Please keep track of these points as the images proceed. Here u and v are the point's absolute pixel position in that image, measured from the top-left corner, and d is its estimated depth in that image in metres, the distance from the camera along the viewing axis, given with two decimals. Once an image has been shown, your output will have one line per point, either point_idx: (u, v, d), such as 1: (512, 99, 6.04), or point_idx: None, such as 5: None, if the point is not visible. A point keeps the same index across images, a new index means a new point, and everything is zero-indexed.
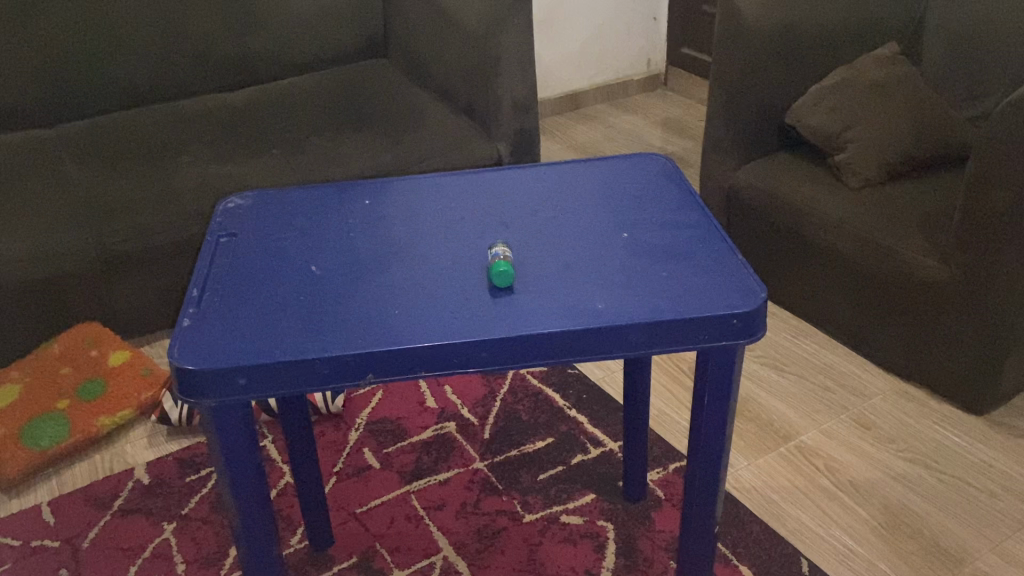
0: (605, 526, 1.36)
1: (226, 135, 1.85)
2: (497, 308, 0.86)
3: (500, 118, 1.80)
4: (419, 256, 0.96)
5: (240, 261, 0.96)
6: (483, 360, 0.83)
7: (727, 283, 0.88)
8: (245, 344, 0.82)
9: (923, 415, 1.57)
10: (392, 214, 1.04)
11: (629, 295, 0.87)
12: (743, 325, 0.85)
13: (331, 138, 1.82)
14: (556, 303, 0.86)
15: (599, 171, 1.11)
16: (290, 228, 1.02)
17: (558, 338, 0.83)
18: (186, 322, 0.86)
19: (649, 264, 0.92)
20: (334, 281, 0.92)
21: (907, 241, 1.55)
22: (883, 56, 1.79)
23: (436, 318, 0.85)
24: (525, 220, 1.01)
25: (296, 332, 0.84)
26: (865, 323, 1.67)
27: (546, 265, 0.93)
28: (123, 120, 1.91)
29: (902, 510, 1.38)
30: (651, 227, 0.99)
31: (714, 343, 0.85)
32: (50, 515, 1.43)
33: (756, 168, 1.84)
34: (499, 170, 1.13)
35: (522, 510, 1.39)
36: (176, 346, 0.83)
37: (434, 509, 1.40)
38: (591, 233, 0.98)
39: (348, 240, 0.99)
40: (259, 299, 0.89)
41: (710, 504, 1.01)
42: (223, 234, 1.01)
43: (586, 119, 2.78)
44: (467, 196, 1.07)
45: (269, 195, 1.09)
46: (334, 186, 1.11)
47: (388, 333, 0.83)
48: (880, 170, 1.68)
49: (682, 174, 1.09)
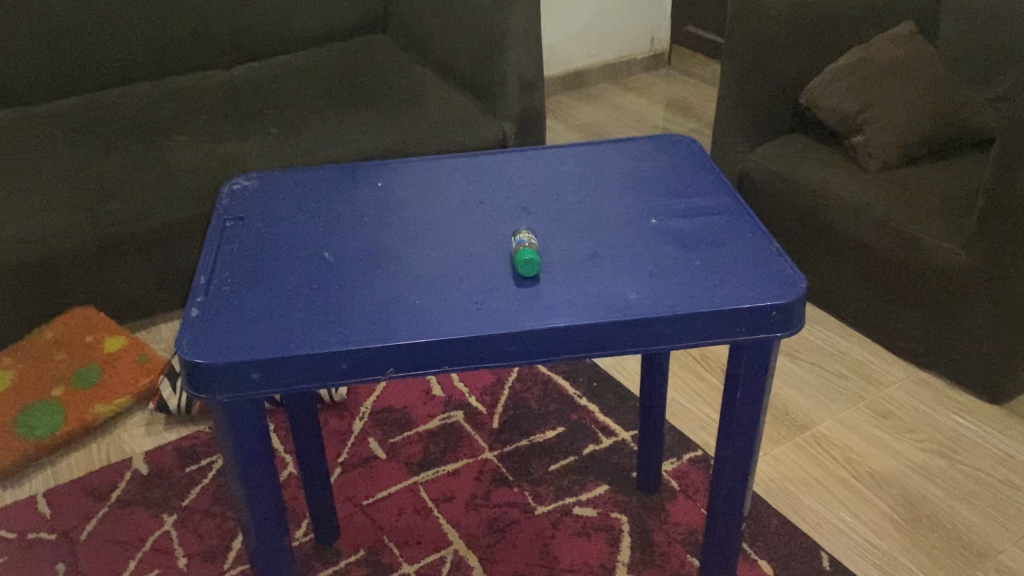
0: (620, 519, 1.32)
1: (223, 114, 1.79)
2: (523, 298, 0.82)
3: (506, 96, 1.74)
4: (437, 243, 0.91)
5: (249, 247, 0.91)
6: (510, 355, 0.78)
7: (764, 272, 0.84)
8: (257, 337, 0.78)
9: (941, 404, 1.53)
10: (406, 198, 0.99)
11: (661, 285, 0.83)
12: (783, 318, 0.80)
13: (333, 116, 1.76)
14: (585, 293, 0.82)
15: (621, 153, 1.06)
16: (300, 213, 0.97)
17: (589, 332, 0.78)
18: (193, 312, 0.81)
19: (680, 252, 0.87)
20: (348, 269, 0.87)
21: (928, 225, 1.51)
22: (901, 34, 1.74)
23: (459, 308, 0.81)
24: (547, 205, 0.96)
25: (311, 324, 0.79)
26: (881, 310, 1.63)
27: (572, 253, 0.88)
28: (116, 98, 1.84)
29: (923, 503, 1.35)
30: (679, 212, 0.94)
31: (752, 336, 0.81)
32: (46, 507, 1.38)
33: (770, 150, 1.79)
34: (516, 151, 1.08)
35: (534, 502, 1.35)
36: (183, 338, 0.78)
37: (442, 501, 1.36)
38: (618, 220, 0.93)
39: (361, 225, 0.94)
40: (269, 288, 0.85)
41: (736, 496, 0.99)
42: (229, 218, 0.96)
43: (589, 98, 2.72)
44: (486, 179, 1.02)
45: (275, 177, 1.04)
46: (343, 168, 1.06)
47: (408, 325, 0.79)
48: (898, 153, 1.63)
49: (709, 157, 1.04)
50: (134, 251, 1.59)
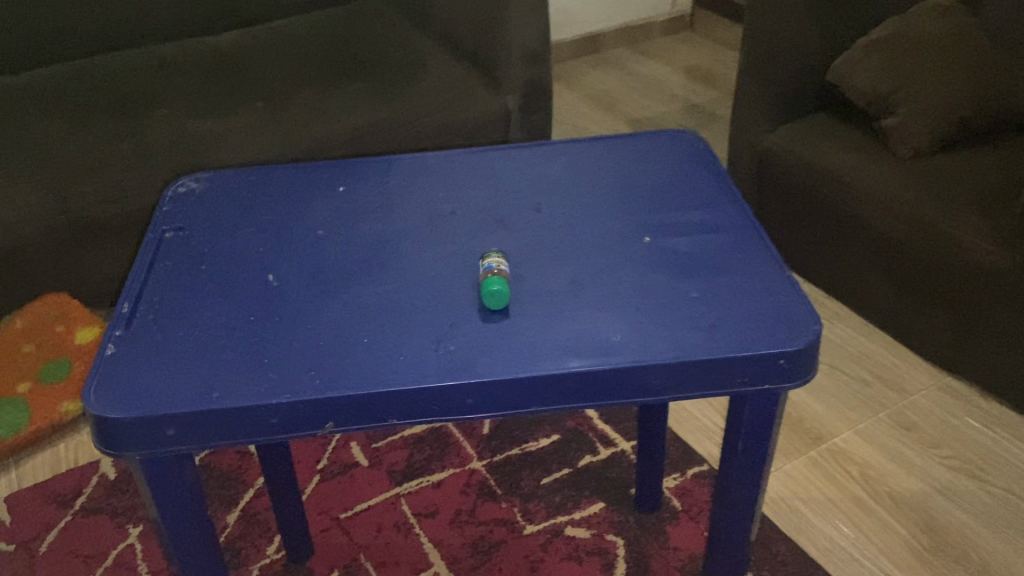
0: (615, 541, 1.22)
1: (206, 85, 1.66)
2: (488, 338, 0.70)
3: (509, 67, 1.60)
4: (397, 264, 0.79)
5: (184, 266, 0.80)
6: (469, 408, 0.67)
7: (771, 309, 0.72)
8: (177, 384, 0.67)
9: (971, 416, 1.40)
10: (368, 205, 0.88)
11: (651, 324, 0.71)
12: (791, 367, 0.69)
13: (322, 88, 1.62)
14: (561, 332, 0.71)
15: (618, 153, 0.94)
16: (248, 224, 0.86)
17: (562, 383, 0.67)
18: (109, 350, 0.71)
19: (676, 281, 0.75)
20: (292, 295, 0.76)
21: (964, 221, 1.37)
22: (940, 4, 1.58)
23: (413, 350, 0.69)
24: (527, 216, 0.85)
25: (242, 367, 0.68)
26: (906, 310, 1.50)
27: (550, 280, 0.76)
28: (93, 66, 1.72)
29: (946, 529, 1.23)
30: (677, 229, 0.82)
31: (755, 387, 0.69)
32: (6, 514, 1.30)
33: (793, 130, 1.64)
34: (497, 149, 0.96)
35: (523, 521, 1.26)
36: (93, 384, 0.67)
37: (424, 517, 1.27)
38: (606, 237, 0.81)
39: (314, 240, 0.83)
40: (201, 319, 0.74)
41: (740, 536, 0.89)
42: (167, 227, 0.86)
43: (603, 64, 2.57)
44: (461, 182, 0.90)
45: (225, 179, 0.93)
46: (304, 167, 0.94)
47: (350, 372, 0.67)
48: (932, 137, 1.49)
49: (717, 158, 0.92)
50: (107, 237, 1.46)
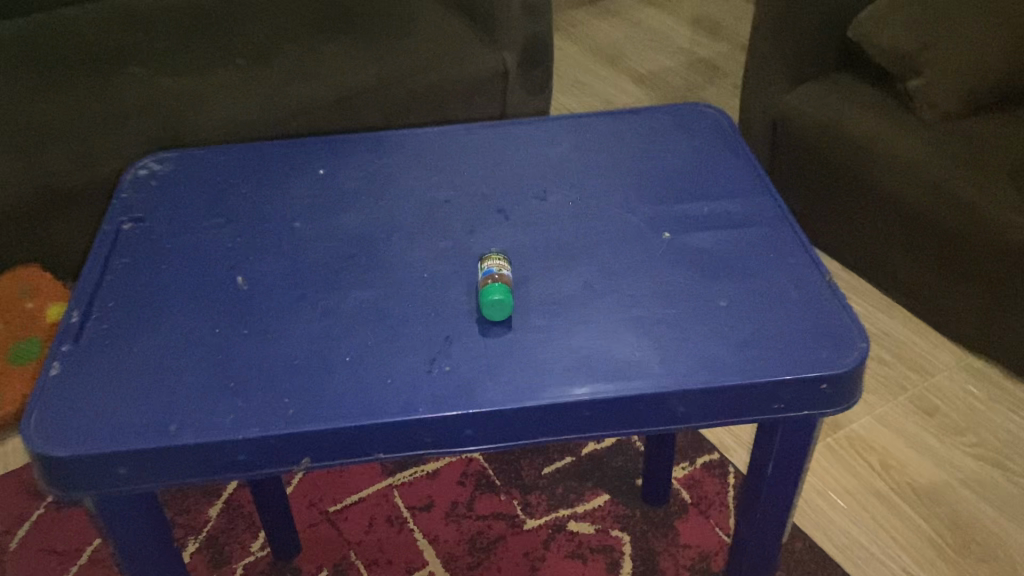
0: (621, 537, 1.15)
1: (184, 39, 1.49)
2: (488, 357, 0.62)
3: (509, 20, 1.45)
4: (385, 265, 0.70)
5: (145, 265, 0.71)
6: (469, 440, 0.59)
7: (809, 322, 0.63)
8: (132, 414, 0.58)
9: (996, 399, 1.32)
10: (354, 191, 0.78)
11: (675, 340, 0.62)
12: (833, 392, 0.60)
13: (310, 43, 1.44)
14: (572, 350, 0.62)
15: (633, 131, 0.84)
16: (218, 214, 0.76)
17: (573, 413, 0.59)
18: (55, 369, 0.62)
19: (700, 286, 0.67)
20: (265, 301, 0.67)
21: (995, 193, 1.27)
22: None
23: (402, 371, 0.61)
24: (532, 207, 0.75)
25: (206, 392, 0.60)
26: (928, 285, 1.40)
27: (559, 286, 0.67)
28: (59, 22, 1.56)
29: (971, 525, 1.16)
30: (699, 222, 0.73)
31: (792, 413, 0.61)
32: None
33: (810, 91, 1.54)
34: (497, 125, 0.86)
35: (524, 515, 1.18)
36: (34, 413, 0.59)
37: (419, 510, 1.19)
38: (620, 232, 0.72)
39: (291, 234, 0.74)
40: (161, 331, 0.65)
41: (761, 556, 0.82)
42: (128, 218, 0.76)
43: (606, 14, 2.44)
44: (457, 164, 0.81)
45: (193, 160, 0.83)
46: (283, 146, 0.85)
47: (332, 400, 0.59)
48: (960, 100, 1.38)
49: (744, 139, 0.82)
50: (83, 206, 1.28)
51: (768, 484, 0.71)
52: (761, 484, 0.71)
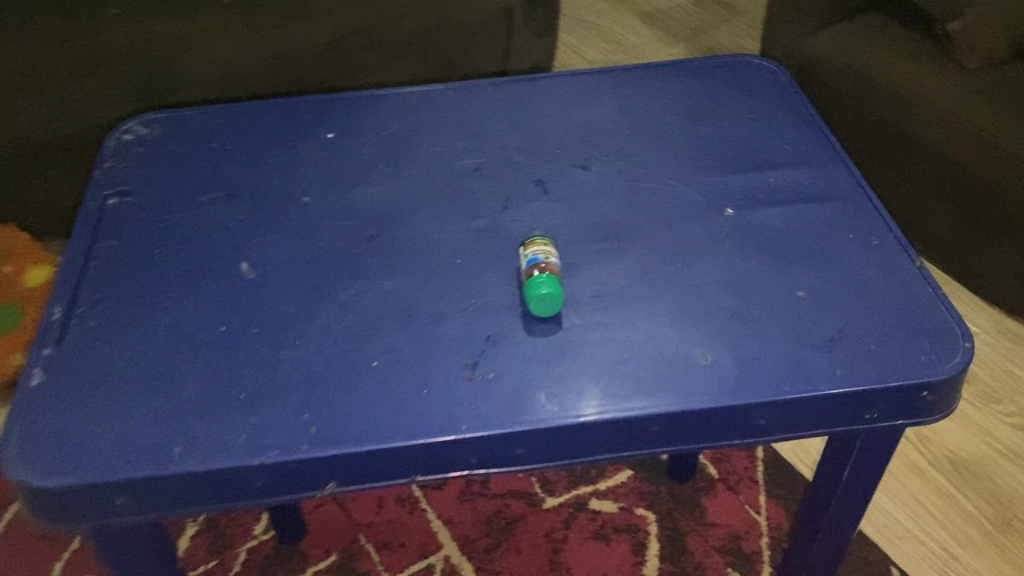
0: (646, 516, 0.97)
1: None
2: (535, 361, 0.53)
3: None
4: (410, 248, 0.61)
5: (135, 249, 0.62)
6: (519, 458, 0.51)
7: (900, 317, 0.55)
8: (129, 434, 0.50)
9: None
10: (370, 159, 0.69)
11: (751, 339, 0.54)
12: (934, 399, 0.52)
13: None
14: (631, 352, 0.54)
15: (679, 89, 0.75)
16: (216, 187, 0.67)
17: (639, 427, 0.51)
18: (36, 379, 0.54)
19: (773, 273, 0.58)
20: (273, 294, 0.58)
21: None
22: None
23: (439, 380, 0.53)
24: (573, 178, 0.67)
25: (214, 406, 0.51)
26: (978, 257, 1.18)
27: (612, 274, 0.59)
28: None
29: (1016, 503, 0.99)
30: (764, 195, 0.64)
31: (884, 422, 0.53)
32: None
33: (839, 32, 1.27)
34: (526, 81, 0.77)
35: (541, 492, 1.00)
36: (14, 435, 0.50)
37: (432, 488, 1.01)
38: (676, 208, 0.64)
39: (299, 211, 0.65)
40: (157, 331, 0.56)
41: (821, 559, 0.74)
42: (113, 192, 0.67)
43: None
44: (482, 127, 0.72)
45: (184, 124, 0.73)
46: (286, 106, 0.75)
47: (360, 416, 0.51)
48: (1011, 41, 1.13)
49: (804, 98, 0.74)
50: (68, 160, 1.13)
51: (841, 488, 0.63)
52: (834, 488, 0.63)
